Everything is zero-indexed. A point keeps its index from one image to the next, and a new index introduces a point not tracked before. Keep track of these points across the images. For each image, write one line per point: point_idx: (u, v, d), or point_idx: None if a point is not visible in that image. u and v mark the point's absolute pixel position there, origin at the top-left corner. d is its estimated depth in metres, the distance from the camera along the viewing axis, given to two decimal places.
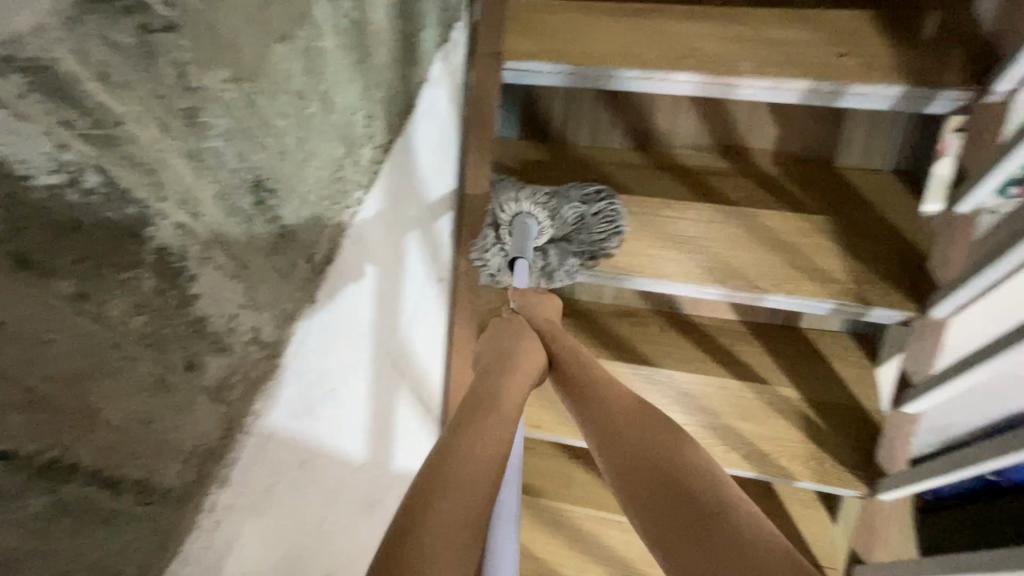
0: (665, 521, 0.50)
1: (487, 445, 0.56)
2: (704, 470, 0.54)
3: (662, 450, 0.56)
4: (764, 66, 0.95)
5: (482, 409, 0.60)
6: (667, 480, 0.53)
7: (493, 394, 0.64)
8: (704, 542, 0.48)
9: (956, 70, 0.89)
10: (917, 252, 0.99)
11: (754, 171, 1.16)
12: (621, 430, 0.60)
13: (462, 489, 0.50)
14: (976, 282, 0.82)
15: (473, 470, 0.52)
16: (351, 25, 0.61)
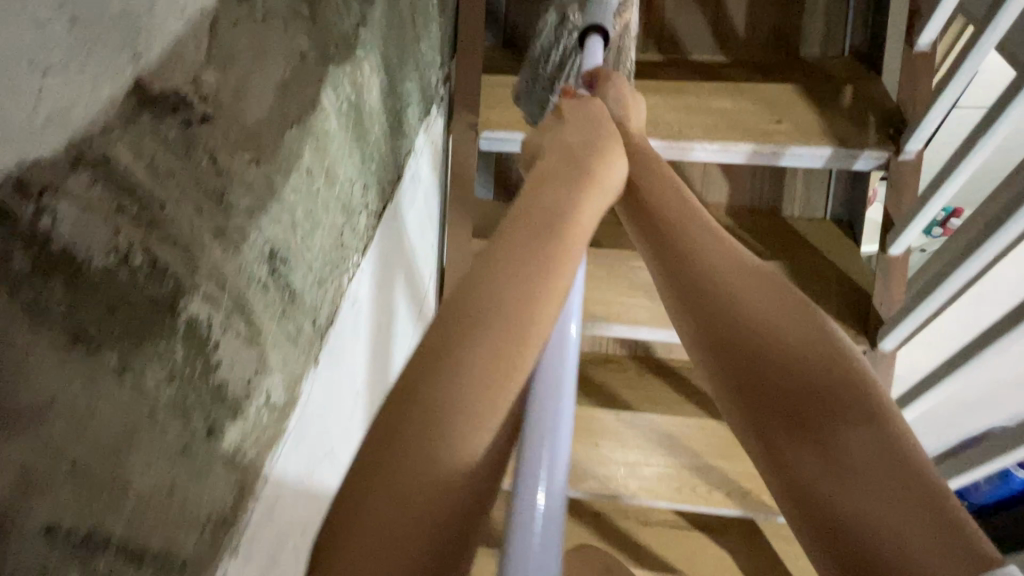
0: (750, 386, 0.50)
1: (525, 272, 0.49)
2: (829, 358, 0.49)
3: (781, 337, 0.50)
4: (712, 132, 1.07)
5: (542, 244, 0.51)
6: (775, 357, 0.50)
7: (568, 219, 0.54)
8: (794, 413, 0.47)
9: (874, 133, 1.02)
10: (862, 291, 1.10)
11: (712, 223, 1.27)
12: (730, 303, 0.54)
13: (497, 344, 0.44)
14: (922, 313, 0.91)
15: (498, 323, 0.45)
16: (350, 106, 0.67)
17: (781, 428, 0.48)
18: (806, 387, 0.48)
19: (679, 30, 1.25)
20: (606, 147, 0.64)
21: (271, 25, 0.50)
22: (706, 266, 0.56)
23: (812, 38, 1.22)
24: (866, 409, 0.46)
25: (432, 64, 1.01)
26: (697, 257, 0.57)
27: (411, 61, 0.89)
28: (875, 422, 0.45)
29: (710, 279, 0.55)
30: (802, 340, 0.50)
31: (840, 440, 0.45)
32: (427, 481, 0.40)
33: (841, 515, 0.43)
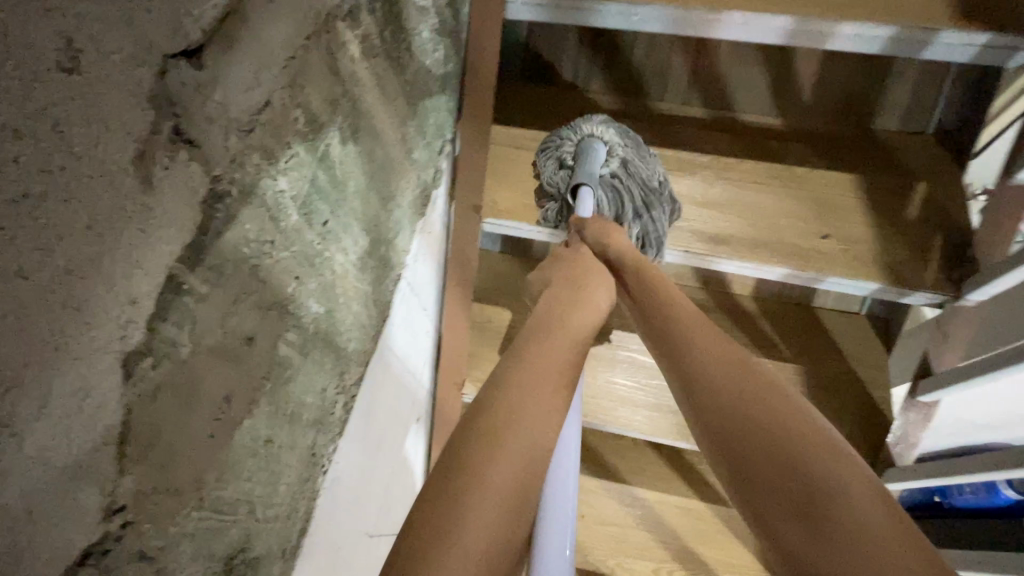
0: (729, 433, 0.52)
1: (543, 385, 0.57)
2: (770, 386, 0.54)
3: (780, 427, 0.50)
4: (745, 243, 0.93)
5: (535, 349, 0.61)
6: (739, 407, 0.53)
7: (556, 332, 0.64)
8: (776, 456, 0.49)
9: (934, 270, 0.89)
10: (879, 415, 1.04)
11: (734, 308, 1.17)
12: (733, 404, 0.53)
13: (527, 417, 0.53)
14: (933, 480, 0.87)
15: (537, 387, 0.56)
16: (320, 320, 0.59)
17: (767, 473, 0.48)
18: (774, 430, 0.50)
19: (730, 87, 1.07)
20: (586, 281, 0.72)
21: (205, 350, 0.42)
22: (674, 315, 0.64)
23: (890, 109, 1.03)
24: (825, 453, 0.48)
25: (432, 156, 0.87)
26: (668, 307, 0.66)
27: (402, 184, 0.77)
28: (839, 465, 0.47)
29: (681, 330, 0.62)
30: (828, 457, 0.48)
31: (795, 479, 0.47)
32: (500, 504, 0.47)
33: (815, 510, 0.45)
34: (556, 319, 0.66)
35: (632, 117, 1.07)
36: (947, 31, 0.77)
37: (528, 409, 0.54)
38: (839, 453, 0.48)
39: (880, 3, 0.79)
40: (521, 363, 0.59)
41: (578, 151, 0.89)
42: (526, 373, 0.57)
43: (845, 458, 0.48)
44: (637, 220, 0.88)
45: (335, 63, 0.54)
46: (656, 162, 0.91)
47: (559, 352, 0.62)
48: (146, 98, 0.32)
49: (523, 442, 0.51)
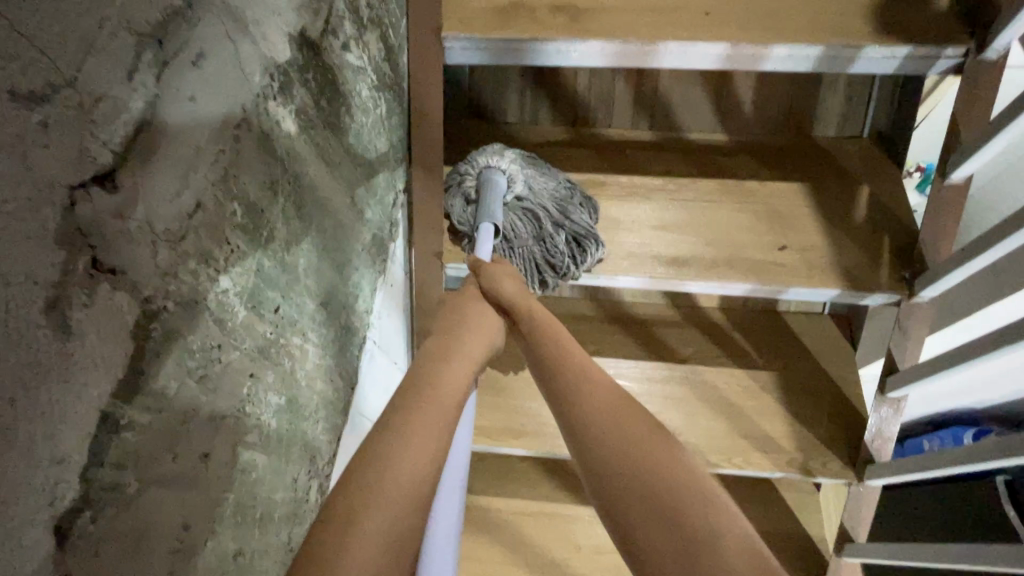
0: (611, 483, 0.48)
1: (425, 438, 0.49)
2: (650, 427, 0.51)
3: (656, 471, 0.48)
4: (707, 263, 0.94)
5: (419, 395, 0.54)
6: (619, 451, 0.50)
7: (438, 380, 0.56)
8: (654, 505, 0.46)
9: (887, 271, 0.91)
10: (854, 413, 1.06)
11: (704, 321, 1.19)
12: (613, 449, 0.50)
13: (395, 477, 0.45)
14: (913, 474, 0.89)
15: (426, 437, 0.49)
16: (282, 410, 0.56)
17: (644, 522, 0.46)
18: (651, 472, 0.48)
19: (675, 108, 1.09)
20: (474, 323, 0.68)
21: (154, 482, 0.39)
22: (560, 355, 0.61)
23: (826, 117, 1.07)
24: (697, 491, 0.46)
25: (385, 210, 0.85)
26: (556, 348, 0.63)
27: (356, 246, 0.74)
28: (707, 503, 0.45)
29: (567, 372, 0.59)
30: (698, 501, 0.46)
31: (667, 523, 0.45)
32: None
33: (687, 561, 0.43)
34: (438, 360, 0.59)
35: (583, 146, 1.08)
36: (872, 46, 0.80)
37: (407, 468, 0.46)
38: (711, 494, 0.46)
39: (805, 24, 0.82)
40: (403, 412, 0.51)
41: (479, 183, 0.91)
42: (411, 422, 0.49)
43: (715, 500, 0.46)
44: (560, 231, 0.92)
45: (271, 146, 0.52)
46: (556, 177, 0.95)
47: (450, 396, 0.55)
48: (53, 240, 0.29)
49: (388, 512, 0.43)
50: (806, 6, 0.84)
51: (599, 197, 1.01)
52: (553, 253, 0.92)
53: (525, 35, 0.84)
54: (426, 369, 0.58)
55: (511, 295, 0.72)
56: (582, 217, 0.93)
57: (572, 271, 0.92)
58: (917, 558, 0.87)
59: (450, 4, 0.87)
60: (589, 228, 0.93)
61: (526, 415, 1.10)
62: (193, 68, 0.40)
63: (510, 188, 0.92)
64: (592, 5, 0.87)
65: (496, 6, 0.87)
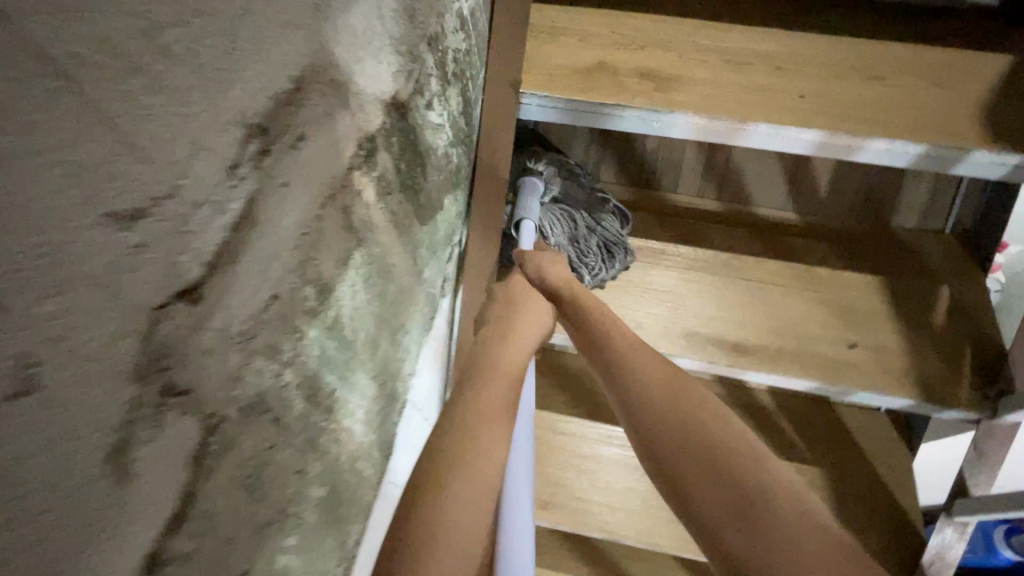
0: (664, 446, 0.52)
1: (491, 438, 0.53)
2: (700, 398, 0.55)
3: (704, 432, 0.52)
4: (772, 352, 0.88)
5: (481, 387, 0.58)
6: (671, 417, 0.54)
7: (494, 369, 0.61)
8: (705, 463, 0.50)
9: (966, 386, 0.84)
10: (909, 526, 0.98)
11: (749, 404, 1.12)
12: (663, 414, 0.54)
13: (469, 489, 0.49)
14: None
15: (490, 434, 0.53)
16: (323, 500, 0.51)
17: (694, 478, 0.49)
18: (701, 434, 0.52)
19: (745, 181, 1.04)
20: (523, 309, 0.72)
21: None
22: (604, 330, 0.65)
23: (906, 206, 1.01)
24: (741, 449, 0.51)
25: (441, 266, 0.81)
26: (600, 322, 0.66)
27: (411, 309, 0.70)
28: (753, 459, 0.50)
29: (611, 346, 0.62)
30: (745, 456, 0.50)
31: (720, 478, 0.49)
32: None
33: (739, 506, 0.47)
34: (489, 352, 0.64)
35: (643, 210, 1.04)
36: (978, 151, 0.74)
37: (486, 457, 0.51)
38: (758, 451, 0.51)
39: (910, 119, 0.77)
40: (470, 402, 0.55)
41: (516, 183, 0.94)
42: (472, 430, 0.53)
43: (762, 456, 0.50)
44: (592, 236, 0.94)
45: (350, 218, 0.48)
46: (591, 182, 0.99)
47: (509, 389, 0.59)
48: (126, 370, 0.25)
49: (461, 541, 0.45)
50: (913, 99, 0.79)
51: (659, 268, 0.96)
52: (585, 254, 0.93)
53: (606, 100, 0.80)
54: (483, 368, 0.61)
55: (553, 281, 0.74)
56: (614, 223, 0.96)
57: (603, 275, 0.92)
58: None
59: (531, 58, 0.85)
60: (621, 235, 0.94)
61: (554, 483, 1.04)
62: (292, 152, 0.36)
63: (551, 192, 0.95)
64: (679, 74, 0.83)
65: (580, 67, 0.83)
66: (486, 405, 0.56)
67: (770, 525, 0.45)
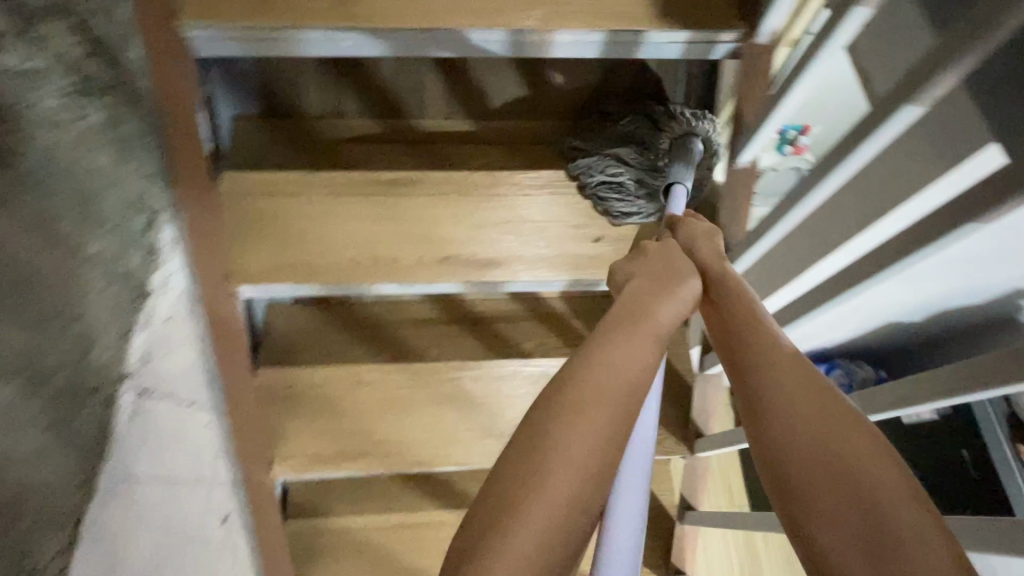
0: (796, 475, 0.52)
1: (574, 452, 0.55)
2: (851, 423, 0.53)
3: (848, 463, 0.51)
4: (526, 264, 0.90)
5: (563, 400, 0.57)
6: (811, 444, 0.53)
7: (588, 368, 0.59)
8: (846, 495, 0.50)
9: None
10: (685, 387, 1.11)
11: (543, 312, 1.17)
12: (824, 437, 0.53)
13: (548, 492, 0.53)
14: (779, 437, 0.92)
15: (570, 436, 0.55)
16: None
17: (826, 511, 0.50)
18: (846, 467, 0.51)
19: (488, 94, 1.03)
20: (678, 275, 0.68)
21: None
22: (745, 323, 0.62)
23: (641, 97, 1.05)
24: (890, 481, 0.50)
25: (134, 241, 0.73)
26: (743, 313, 0.63)
27: (68, 291, 0.62)
28: (900, 495, 0.49)
29: (757, 349, 0.60)
30: (902, 494, 0.49)
31: (854, 515, 0.49)
32: (563, 507, 0.53)
33: (880, 545, 0.47)
34: (626, 319, 0.63)
35: (394, 141, 1.00)
36: (653, 32, 0.78)
37: (555, 443, 0.55)
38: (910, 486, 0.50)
39: (587, 7, 0.78)
40: (595, 344, 0.61)
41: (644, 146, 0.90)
42: (545, 435, 0.55)
43: (911, 488, 0.50)
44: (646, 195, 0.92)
45: None
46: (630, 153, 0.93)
47: (608, 380, 0.58)
48: None
49: (527, 530, 0.51)
50: None
51: (411, 197, 0.93)
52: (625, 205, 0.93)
53: (283, 22, 0.73)
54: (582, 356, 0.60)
55: (705, 258, 0.69)
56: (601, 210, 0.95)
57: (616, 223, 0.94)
58: (733, 522, 0.94)
59: None
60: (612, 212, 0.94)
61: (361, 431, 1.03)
62: None
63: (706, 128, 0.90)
64: None
65: None
66: (625, 341, 0.61)
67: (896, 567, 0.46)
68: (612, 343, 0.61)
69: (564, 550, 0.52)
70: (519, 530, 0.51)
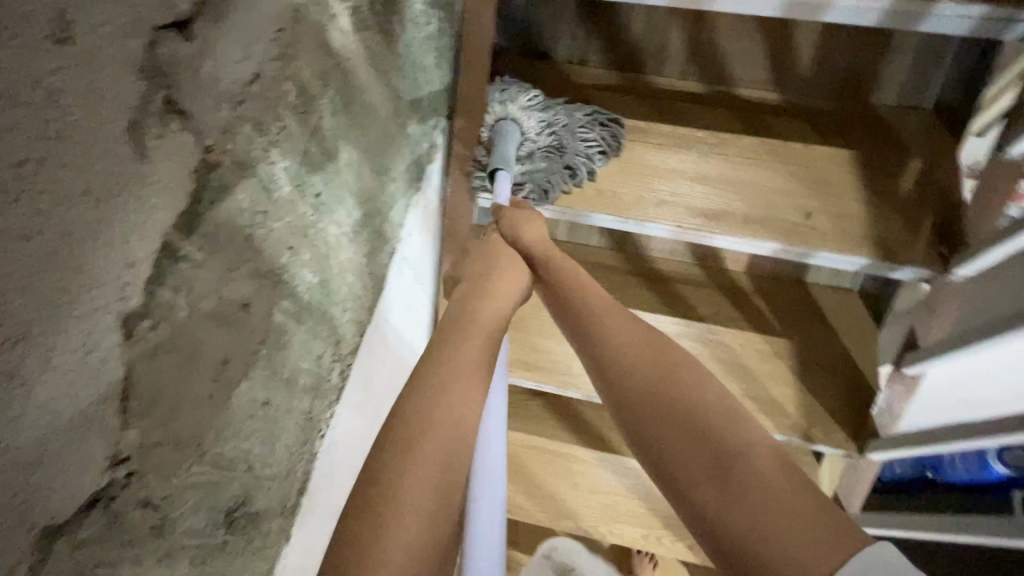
0: (648, 416, 0.62)
1: (439, 452, 0.58)
2: (669, 368, 0.65)
3: (699, 398, 0.62)
4: (738, 223, 0.93)
5: (430, 406, 0.61)
6: (653, 387, 0.64)
7: (441, 365, 0.65)
8: (688, 428, 0.60)
9: (922, 246, 0.90)
10: (868, 388, 1.06)
11: (723, 283, 1.18)
12: (653, 386, 0.64)
13: (422, 478, 0.56)
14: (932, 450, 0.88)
15: (435, 437, 0.59)
16: (316, 289, 0.62)
17: (670, 443, 0.60)
18: (688, 401, 0.62)
19: (727, 58, 1.06)
20: (498, 271, 0.80)
21: (202, 313, 0.45)
22: (589, 305, 0.74)
23: (887, 84, 1.02)
24: (721, 411, 0.61)
25: (425, 131, 0.88)
26: (575, 295, 0.76)
27: (395, 155, 0.78)
28: (737, 425, 0.59)
29: (589, 319, 0.73)
30: (725, 413, 0.60)
31: (699, 442, 0.59)
32: (423, 526, 0.54)
33: (724, 461, 0.56)
34: (464, 308, 0.73)
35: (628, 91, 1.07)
36: (946, 3, 0.76)
37: (421, 439, 0.58)
38: (738, 422, 0.59)
39: None
40: (435, 385, 0.63)
41: (494, 132, 0.97)
42: (409, 440, 0.58)
43: (740, 425, 0.59)
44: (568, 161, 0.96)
45: (325, 36, 0.56)
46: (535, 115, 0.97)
47: (455, 379, 0.64)
48: (137, 75, 0.36)
49: (403, 521, 0.54)
50: None
51: (637, 142, 1.01)
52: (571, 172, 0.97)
53: None
54: (439, 356, 0.67)
55: (529, 240, 0.82)
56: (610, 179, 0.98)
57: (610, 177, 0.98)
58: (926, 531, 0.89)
59: None
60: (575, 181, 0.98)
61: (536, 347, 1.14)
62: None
63: (494, 114, 0.97)
64: None
65: None
66: (442, 364, 0.65)
67: (747, 486, 0.54)
68: (448, 386, 0.63)
69: (429, 565, 0.54)
70: (381, 551, 0.52)
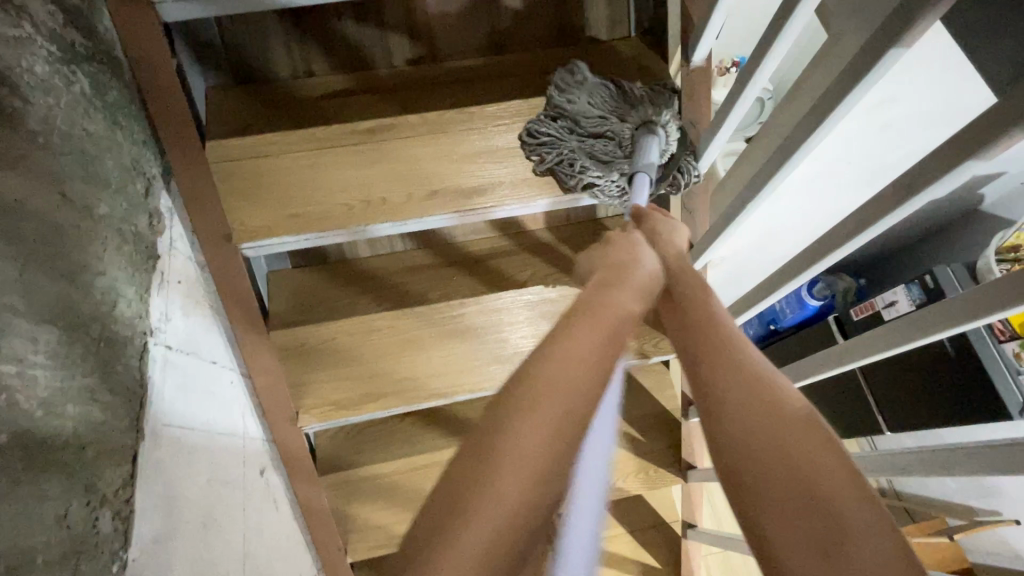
0: (750, 471, 0.49)
1: (550, 447, 0.49)
2: (795, 415, 0.51)
3: (804, 452, 0.49)
4: (510, 189, 0.95)
5: (573, 389, 0.51)
6: (761, 436, 0.50)
7: (581, 341, 0.55)
8: (798, 492, 0.47)
9: None
10: None
11: (532, 244, 1.22)
12: (769, 431, 0.50)
13: (519, 478, 0.48)
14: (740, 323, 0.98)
15: (550, 421, 0.50)
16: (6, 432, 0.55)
17: (770, 510, 0.47)
18: (798, 459, 0.49)
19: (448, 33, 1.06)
20: (641, 259, 0.66)
21: None
22: (713, 320, 0.59)
23: (595, 21, 1.09)
24: (842, 461, 0.49)
25: (135, 204, 0.79)
26: (705, 302, 0.61)
27: (91, 248, 0.70)
28: (853, 489, 0.47)
29: (711, 342, 0.57)
30: (843, 478, 0.48)
31: (805, 509, 0.47)
32: (500, 535, 0.46)
33: (836, 539, 0.45)
34: (604, 287, 0.62)
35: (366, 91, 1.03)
36: None
37: (529, 420, 0.50)
38: (855, 479, 0.48)
39: None
40: (553, 361, 0.53)
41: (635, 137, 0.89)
42: (519, 425, 0.50)
43: (859, 483, 0.48)
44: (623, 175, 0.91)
45: None
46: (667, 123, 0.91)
47: (594, 365, 0.54)
48: None
49: (495, 523, 0.46)
50: None
51: (390, 139, 0.97)
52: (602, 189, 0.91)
53: None
54: (609, 312, 0.59)
55: (666, 226, 0.73)
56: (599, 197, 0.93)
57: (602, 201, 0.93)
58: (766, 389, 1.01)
59: None
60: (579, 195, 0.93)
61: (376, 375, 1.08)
62: None
63: (642, 116, 0.90)
64: None
65: None
66: (588, 328, 0.56)
67: (857, 574, 0.44)
68: (566, 348, 0.54)
69: None
70: (466, 550, 0.45)
